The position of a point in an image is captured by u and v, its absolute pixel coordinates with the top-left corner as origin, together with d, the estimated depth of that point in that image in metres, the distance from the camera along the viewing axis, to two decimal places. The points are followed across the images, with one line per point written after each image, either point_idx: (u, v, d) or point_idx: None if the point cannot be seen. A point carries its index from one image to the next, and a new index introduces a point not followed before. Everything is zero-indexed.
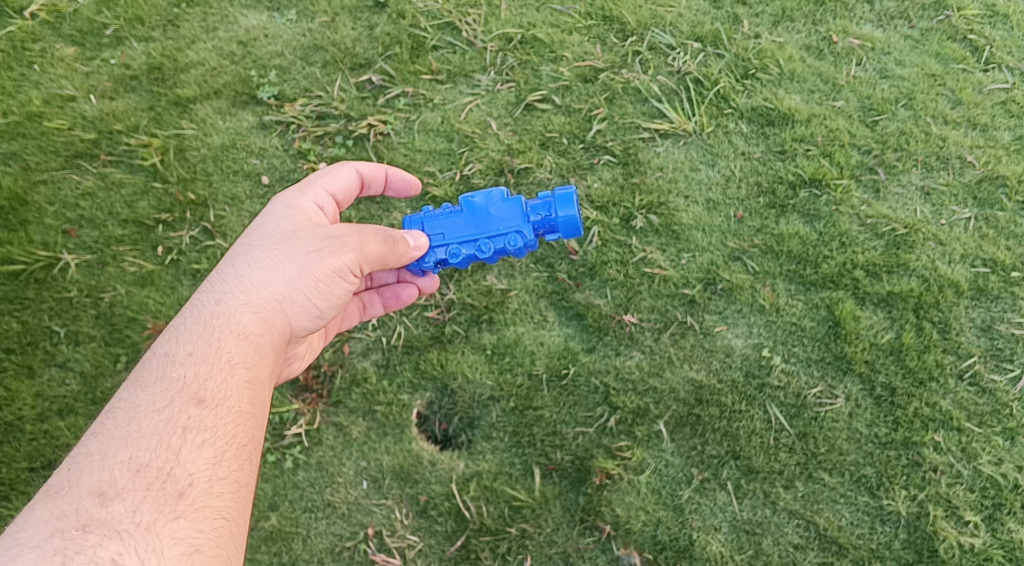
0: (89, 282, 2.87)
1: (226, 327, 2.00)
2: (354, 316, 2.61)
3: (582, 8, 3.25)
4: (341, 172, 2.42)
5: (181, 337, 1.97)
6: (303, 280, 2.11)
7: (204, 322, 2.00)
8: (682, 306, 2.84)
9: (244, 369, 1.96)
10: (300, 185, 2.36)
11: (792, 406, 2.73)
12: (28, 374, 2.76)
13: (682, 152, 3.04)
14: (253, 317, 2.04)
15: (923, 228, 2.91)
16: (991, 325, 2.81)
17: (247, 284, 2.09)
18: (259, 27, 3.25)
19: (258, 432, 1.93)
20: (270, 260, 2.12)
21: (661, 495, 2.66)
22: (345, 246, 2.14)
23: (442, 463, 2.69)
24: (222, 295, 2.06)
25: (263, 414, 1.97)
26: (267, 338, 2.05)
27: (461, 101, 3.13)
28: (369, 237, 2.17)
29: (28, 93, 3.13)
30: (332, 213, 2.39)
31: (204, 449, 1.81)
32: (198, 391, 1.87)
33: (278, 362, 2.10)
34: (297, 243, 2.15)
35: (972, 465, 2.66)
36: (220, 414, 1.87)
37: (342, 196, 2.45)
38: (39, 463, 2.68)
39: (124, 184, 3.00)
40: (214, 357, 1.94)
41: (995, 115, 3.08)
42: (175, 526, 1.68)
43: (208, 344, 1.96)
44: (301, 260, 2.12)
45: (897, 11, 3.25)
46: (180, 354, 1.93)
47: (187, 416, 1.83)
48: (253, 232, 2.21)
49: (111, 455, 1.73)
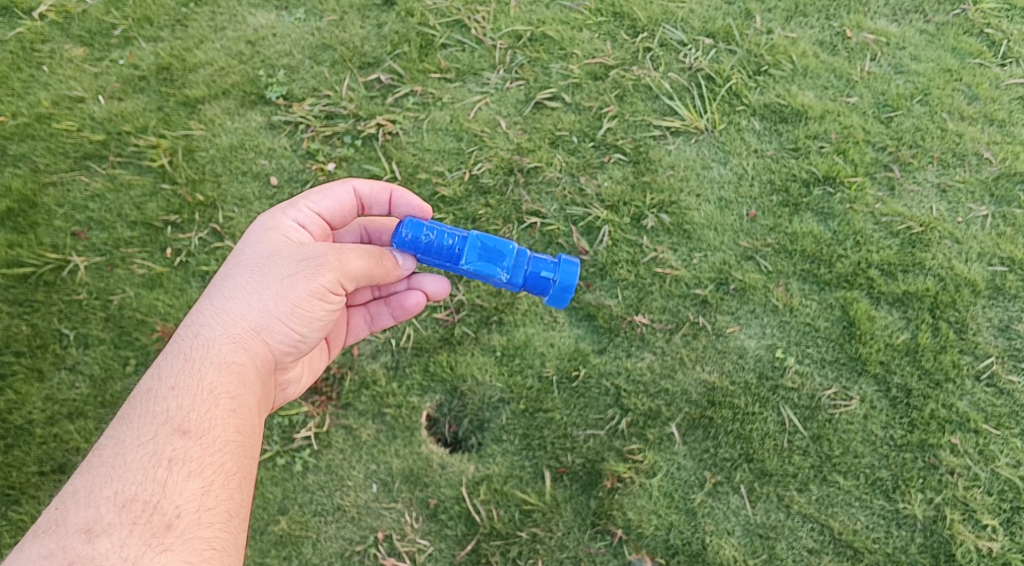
0: (98, 284, 2.87)
1: (208, 359, 2.00)
2: (362, 327, 2.57)
3: (592, 5, 3.22)
4: (333, 192, 2.34)
5: (164, 370, 1.97)
6: (280, 309, 2.07)
7: (185, 356, 2.00)
8: (694, 307, 2.80)
9: (227, 399, 1.96)
10: (283, 204, 2.30)
11: (805, 408, 2.70)
12: (38, 378, 2.76)
13: (694, 150, 3.01)
14: (234, 347, 2.03)
15: (940, 226, 2.87)
16: (1008, 325, 2.77)
17: (227, 312, 2.07)
18: (268, 27, 3.24)
19: (247, 459, 1.94)
20: (248, 287, 2.10)
21: (673, 499, 2.64)
22: (323, 266, 2.09)
23: (453, 466, 2.67)
24: (202, 327, 2.06)
25: (252, 441, 1.98)
26: (251, 366, 2.05)
27: (470, 100, 3.11)
28: (349, 254, 2.12)
29: (37, 94, 3.12)
30: (317, 231, 2.31)
31: (190, 480, 1.81)
32: (182, 423, 1.88)
33: (266, 388, 2.09)
34: (274, 267, 2.12)
35: (990, 467, 2.63)
36: (205, 444, 1.88)
37: (331, 215, 2.36)
38: (49, 467, 2.67)
39: (132, 186, 3.00)
40: (196, 390, 1.94)
41: (1012, 111, 3.04)
42: (163, 559, 1.69)
43: (190, 377, 1.96)
44: (277, 284, 2.09)
45: (912, 4, 3.20)
46: (163, 389, 1.93)
47: (172, 448, 1.84)
48: (232, 259, 2.19)
49: (97, 491, 1.74)
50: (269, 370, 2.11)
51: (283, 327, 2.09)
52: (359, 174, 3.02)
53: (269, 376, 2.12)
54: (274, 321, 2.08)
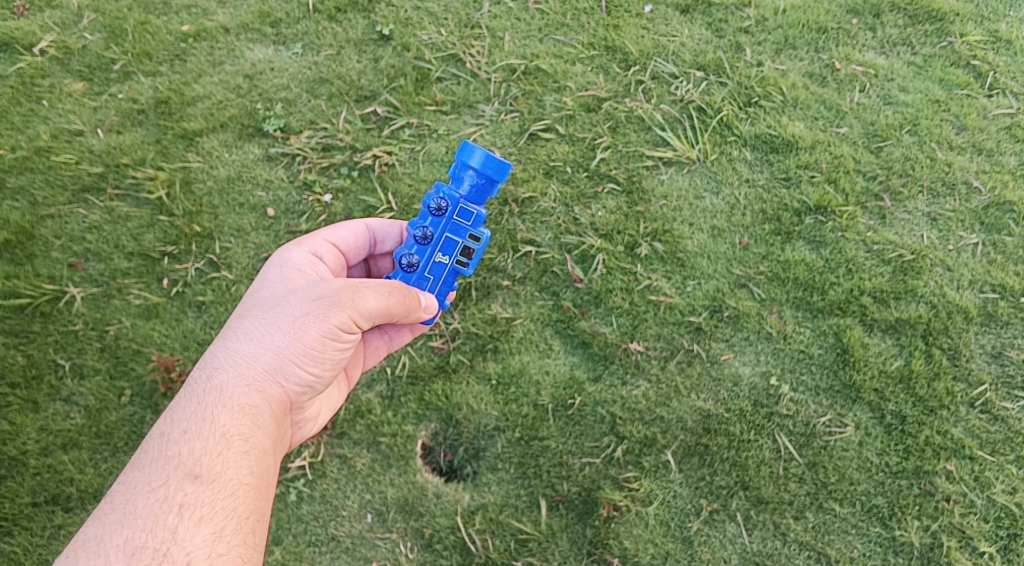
0: (95, 315, 2.87)
1: (221, 402, 2.00)
2: (380, 350, 2.52)
3: (585, 39, 3.28)
4: (346, 224, 2.45)
5: (176, 414, 1.96)
6: (291, 349, 2.08)
7: (198, 398, 1.99)
8: (688, 334, 2.82)
9: (241, 442, 1.96)
10: (298, 239, 2.39)
11: (801, 435, 2.70)
12: (33, 409, 2.76)
13: (686, 180, 3.04)
14: (247, 389, 2.04)
15: (931, 254, 2.90)
16: (1001, 351, 2.78)
17: (241, 352, 2.08)
18: (266, 61, 3.29)
19: (260, 502, 1.94)
20: (261, 329, 2.11)
21: (669, 527, 2.63)
22: (336, 305, 2.09)
23: (447, 496, 2.66)
24: (215, 369, 2.05)
25: (265, 484, 1.98)
26: (264, 408, 2.05)
27: (466, 131, 3.15)
28: (365, 292, 2.10)
29: (37, 128, 3.16)
30: (333, 260, 2.40)
31: (201, 525, 1.80)
32: (194, 467, 1.87)
33: (279, 429, 2.10)
34: (286, 307, 2.13)
35: (986, 494, 2.62)
36: (218, 488, 1.88)
37: (346, 246, 2.46)
38: (43, 499, 2.67)
39: (130, 218, 3.02)
40: (209, 433, 1.94)
41: (1000, 140, 3.08)
42: None
43: (203, 420, 1.95)
44: (291, 324, 2.10)
45: (900, 37, 3.27)
46: (175, 433, 1.92)
47: (183, 493, 1.83)
48: (249, 301, 2.21)
49: (107, 539, 1.73)
50: (282, 411, 2.12)
51: (295, 368, 2.10)
52: (355, 205, 3.05)
53: (282, 418, 2.12)
54: (286, 361, 2.09)
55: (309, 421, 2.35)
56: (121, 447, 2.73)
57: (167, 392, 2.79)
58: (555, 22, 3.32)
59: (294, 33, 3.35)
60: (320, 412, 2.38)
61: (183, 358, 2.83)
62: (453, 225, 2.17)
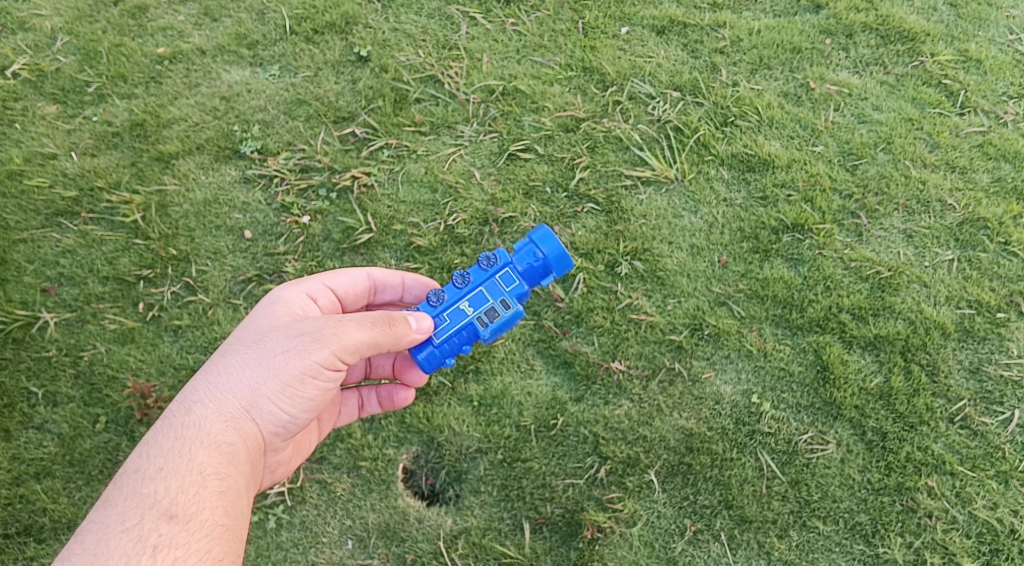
0: (68, 341, 2.82)
1: (196, 437, 1.95)
2: (353, 412, 2.52)
3: (562, 60, 3.32)
4: (348, 272, 2.43)
5: (152, 449, 1.92)
6: (270, 387, 2.03)
7: (173, 433, 1.95)
8: (669, 353, 2.81)
9: (215, 480, 1.92)
10: (295, 280, 2.36)
11: (783, 453, 2.69)
12: (4, 437, 2.70)
13: (665, 199, 3.06)
14: (224, 424, 2.00)
15: (908, 270, 2.92)
16: (979, 366, 2.79)
17: (222, 386, 2.04)
18: (243, 83, 3.29)
19: (233, 543, 1.89)
20: (241, 364, 2.06)
21: (654, 548, 2.60)
22: (318, 344, 2.03)
23: (429, 520, 2.62)
24: (192, 403, 2.01)
25: (239, 524, 1.93)
26: (240, 446, 2.01)
27: (444, 152, 3.15)
28: (350, 327, 2.05)
29: (9, 151, 3.13)
30: (327, 304, 2.37)
31: None
32: (170, 505, 1.82)
33: (252, 469, 2.05)
34: (266, 344, 2.08)
35: (968, 510, 2.62)
36: (194, 528, 1.82)
37: (344, 293, 2.44)
38: (14, 530, 2.60)
39: (104, 241, 2.97)
40: (185, 470, 1.89)
41: (973, 158, 3.12)
42: None
43: (179, 457, 1.91)
44: (271, 363, 2.04)
45: (872, 57, 3.34)
46: (150, 470, 1.87)
47: (158, 533, 1.77)
48: (231, 336, 2.17)
49: None
50: (257, 450, 2.07)
51: (273, 407, 2.05)
52: (333, 226, 3.02)
53: (256, 456, 2.07)
54: (263, 399, 2.04)
55: (279, 464, 2.28)
56: (94, 476, 2.67)
57: (142, 418, 2.72)
58: (533, 44, 3.35)
59: (271, 55, 3.35)
60: (291, 456, 2.31)
61: (158, 384, 2.77)
62: (492, 282, 2.12)
